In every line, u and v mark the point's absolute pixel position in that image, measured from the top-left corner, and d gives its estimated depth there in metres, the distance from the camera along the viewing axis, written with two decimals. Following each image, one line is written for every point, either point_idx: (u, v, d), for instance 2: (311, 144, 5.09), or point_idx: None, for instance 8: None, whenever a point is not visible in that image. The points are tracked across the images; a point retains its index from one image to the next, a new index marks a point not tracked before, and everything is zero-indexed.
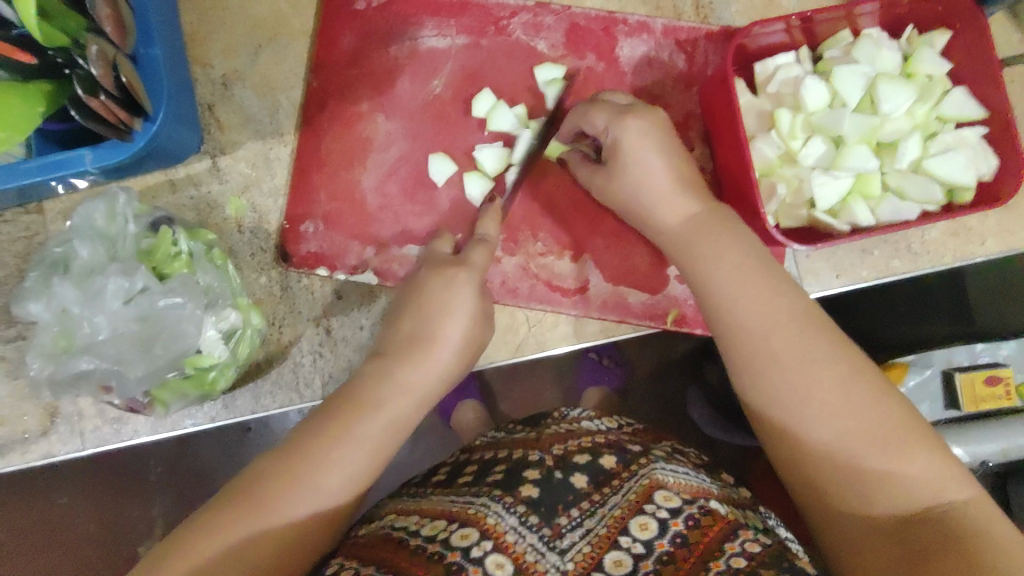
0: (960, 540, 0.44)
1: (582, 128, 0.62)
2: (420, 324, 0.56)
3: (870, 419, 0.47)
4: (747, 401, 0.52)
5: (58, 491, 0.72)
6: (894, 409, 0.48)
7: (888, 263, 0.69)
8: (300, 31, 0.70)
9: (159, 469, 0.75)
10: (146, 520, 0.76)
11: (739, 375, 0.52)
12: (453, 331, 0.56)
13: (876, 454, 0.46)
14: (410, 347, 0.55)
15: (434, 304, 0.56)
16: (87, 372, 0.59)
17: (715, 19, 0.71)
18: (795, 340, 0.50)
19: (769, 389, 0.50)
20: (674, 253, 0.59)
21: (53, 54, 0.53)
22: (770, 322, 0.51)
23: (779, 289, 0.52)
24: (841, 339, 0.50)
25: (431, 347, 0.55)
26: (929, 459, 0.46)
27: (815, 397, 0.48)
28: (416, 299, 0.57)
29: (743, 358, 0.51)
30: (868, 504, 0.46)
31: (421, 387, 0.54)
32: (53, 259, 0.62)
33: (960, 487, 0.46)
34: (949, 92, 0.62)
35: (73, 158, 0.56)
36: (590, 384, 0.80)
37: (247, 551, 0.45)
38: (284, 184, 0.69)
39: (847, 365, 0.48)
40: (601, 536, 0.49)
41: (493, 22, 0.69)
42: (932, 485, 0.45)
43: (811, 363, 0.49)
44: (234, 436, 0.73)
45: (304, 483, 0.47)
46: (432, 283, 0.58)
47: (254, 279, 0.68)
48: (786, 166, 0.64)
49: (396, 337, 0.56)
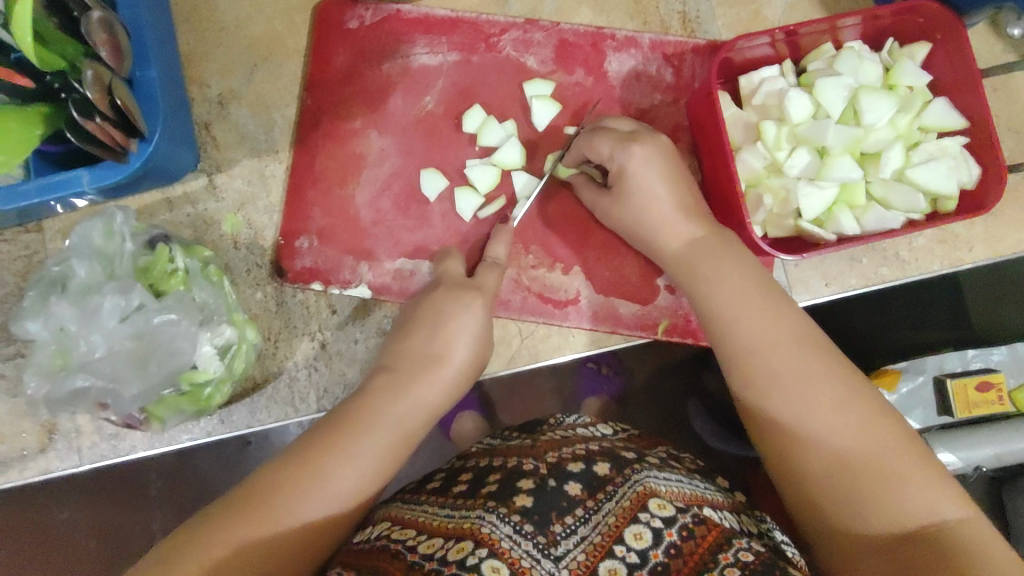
0: (949, 559, 0.43)
1: (588, 155, 0.63)
2: (436, 336, 0.59)
3: (866, 437, 0.47)
4: (749, 420, 0.52)
5: (58, 507, 0.71)
6: (890, 429, 0.48)
7: (876, 270, 0.71)
8: (294, 50, 0.71)
9: (160, 483, 0.72)
10: (147, 534, 0.73)
11: (739, 393, 0.53)
12: (461, 351, 0.59)
13: (874, 474, 0.46)
14: (420, 365, 0.57)
15: (446, 323, 0.60)
16: (82, 389, 0.60)
17: (702, 33, 0.72)
18: (795, 362, 0.51)
19: (768, 408, 0.51)
20: (678, 273, 0.60)
21: (51, 80, 0.54)
22: (771, 345, 0.52)
23: (779, 310, 0.54)
24: (841, 361, 0.51)
25: (442, 364, 0.58)
26: (924, 479, 0.46)
27: (813, 418, 0.49)
28: (437, 310, 0.60)
29: (743, 375, 0.52)
30: (861, 523, 0.46)
31: (424, 397, 0.55)
32: (51, 278, 0.63)
33: (953, 504, 0.45)
34: (930, 102, 0.63)
35: (71, 179, 0.57)
36: (590, 393, 0.80)
37: (253, 555, 0.44)
38: (278, 201, 0.70)
39: (845, 388, 0.49)
40: (596, 544, 0.49)
41: (483, 40, 0.71)
42: (924, 505, 0.45)
43: (809, 383, 0.50)
44: (234, 447, 0.70)
45: (308, 489, 0.47)
46: (444, 300, 0.61)
47: (250, 294, 0.69)
48: (773, 177, 0.65)
49: (409, 354, 0.58)
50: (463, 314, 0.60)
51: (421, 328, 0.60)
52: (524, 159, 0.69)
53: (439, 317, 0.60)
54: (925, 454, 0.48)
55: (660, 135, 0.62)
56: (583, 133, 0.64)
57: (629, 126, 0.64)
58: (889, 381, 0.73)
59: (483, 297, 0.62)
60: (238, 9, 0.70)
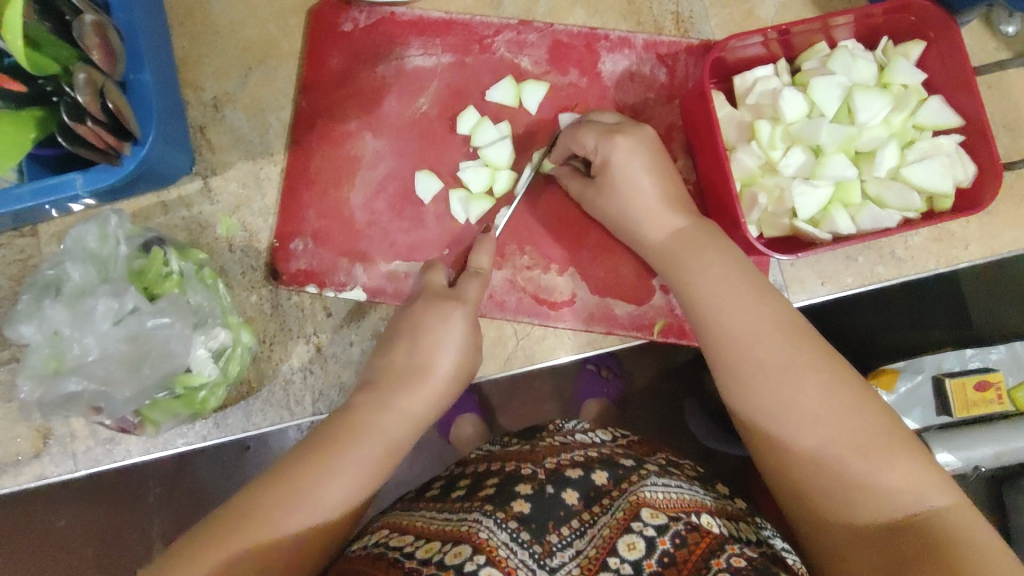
0: (941, 550, 0.43)
1: (573, 148, 0.63)
2: (419, 346, 0.58)
3: (853, 427, 0.47)
4: (736, 411, 0.52)
5: (58, 514, 0.76)
6: (877, 415, 0.48)
7: (873, 269, 0.69)
8: (289, 53, 0.71)
9: (158, 490, 0.77)
10: (144, 539, 0.78)
11: (724, 384, 0.52)
12: (447, 362, 0.58)
13: (862, 463, 0.46)
14: (404, 378, 0.56)
15: (428, 340, 0.58)
16: (75, 394, 0.60)
17: (695, 33, 0.71)
18: (779, 351, 0.50)
19: (753, 398, 0.50)
20: (667, 273, 0.59)
21: (42, 83, 0.54)
22: (755, 334, 0.51)
23: (766, 301, 0.53)
24: (826, 350, 0.51)
25: (427, 376, 0.57)
26: (912, 466, 0.46)
27: (799, 406, 0.48)
28: (415, 326, 0.59)
29: (726, 365, 0.52)
30: (851, 514, 0.46)
31: (400, 419, 0.55)
32: (45, 281, 0.63)
33: (942, 493, 0.45)
34: (925, 101, 0.63)
35: (64, 183, 0.56)
36: (590, 396, 0.81)
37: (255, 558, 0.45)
38: (273, 204, 0.70)
39: (832, 374, 0.49)
40: (591, 557, 0.49)
41: (476, 41, 0.71)
42: (914, 494, 0.45)
43: (795, 372, 0.49)
44: (230, 454, 0.78)
45: (301, 495, 0.48)
46: (426, 316, 0.59)
47: (245, 297, 0.68)
48: (767, 175, 0.65)
49: (395, 360, 0.57)
50: (445, 325, 0.59)
51: (401, 343, 0.59)
52: (511, 160, 0.70)
53: (419, 330, 0.59)
54: (919, 451, 0.47)
55: (644, 126, 0.62)
56: (568, 128, 0.64)
57: (615, 118, 0.64)
58: (886, 380, 0.73)
59: (465, 307, 0.60)
60: (232, 11, 0.70)
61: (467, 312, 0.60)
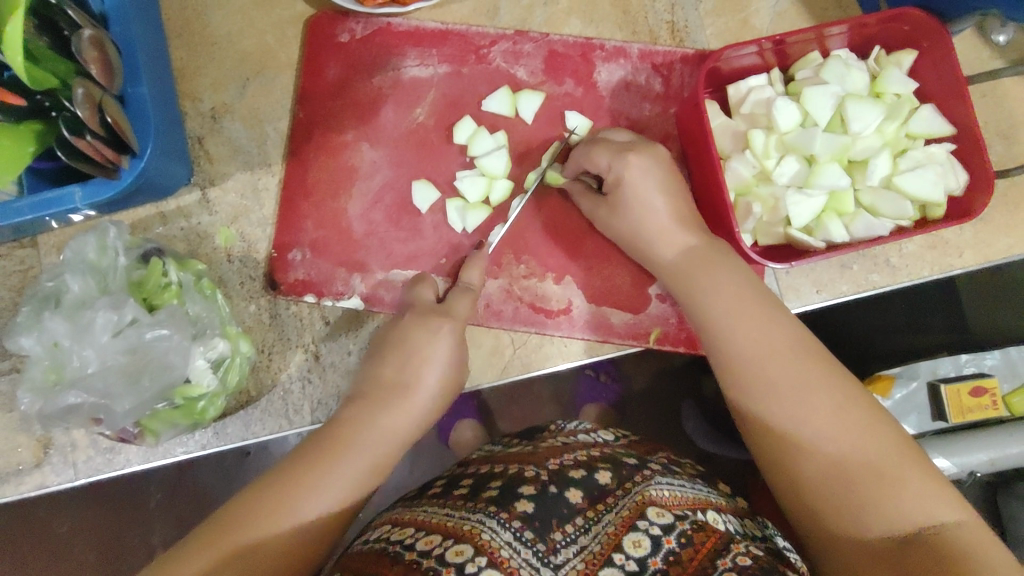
0: (952, 566, 0.44)
1: (586, 166, 0.64)
2: (420, 352, 0.59)
3: (865, 444, 0.48)
4: (749, 428, 0.52)
5: (58, 520, 0.83)
6: (887, 432, 0.48)
7: (867, 277, 0.69)
8: (286, 64, 0.71)
9: (159, 496, 0.85)
10: (147, 546, 0.85)
11: (738, 402, 0.53)
12: (432, 377, 0.58)
13: (873, 478, 0.47)
14: (389, 393, 0.57)
15: (417, 352, 0.59)
16: (75, 406, 0.60)
17: (691, 42, 0.72)
18: (793, 370, 0.51)
19: (767, 415, 0.51)
20: (674, 285, 0.60)
21: (41, 98, 0.54)
22: (769, 352, 0.52)
23: (776, 319, 0.53)
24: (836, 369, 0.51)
25: (411, 393, 0.57)
26: (921, 483, 0.46)
27: (812, 424, 0.49)
28: (403, 342, 0.60)
29: (740, 383, 0.52)
30: (861, 527, 0.46)
31: (391, 427, 0.55)
32: (44, 293, 0.63)
33: (951, 511, 0.46)
34: (917, 109, 0.64)
35: (63, 196, 0.57)
36: (589, 400, 0.84)
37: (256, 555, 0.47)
38: (272, 214, 0.70)
39: (842, 392, 0.49)
40: (595, 553, 0.49)
41: (473, 51, 0.71)
42: (923, 508, 0.46)
43: (807, 390, 0.50)
44: (234, 459, 0.84)
45: (297, 497, 0.49)
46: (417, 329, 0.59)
47: (243, 307, 0.69)
48: (761, 185, 0.65)
49: (395, 369, 0.58)
50: (433, 340, 0.59)
51: (400, 347, 0.59)
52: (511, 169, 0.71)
53: (406, 347, 0.59)
54: (930, 471, 0.47)
55: (656, 145, 0.63)
56: (582, 146, 0.65)
57: (628, 136, 0.65)
58: (882, 386, 0.74)
59: (452, 322, 0.61)
60: (230, 23, 0.70)
61: (454, 327, 0.60)
